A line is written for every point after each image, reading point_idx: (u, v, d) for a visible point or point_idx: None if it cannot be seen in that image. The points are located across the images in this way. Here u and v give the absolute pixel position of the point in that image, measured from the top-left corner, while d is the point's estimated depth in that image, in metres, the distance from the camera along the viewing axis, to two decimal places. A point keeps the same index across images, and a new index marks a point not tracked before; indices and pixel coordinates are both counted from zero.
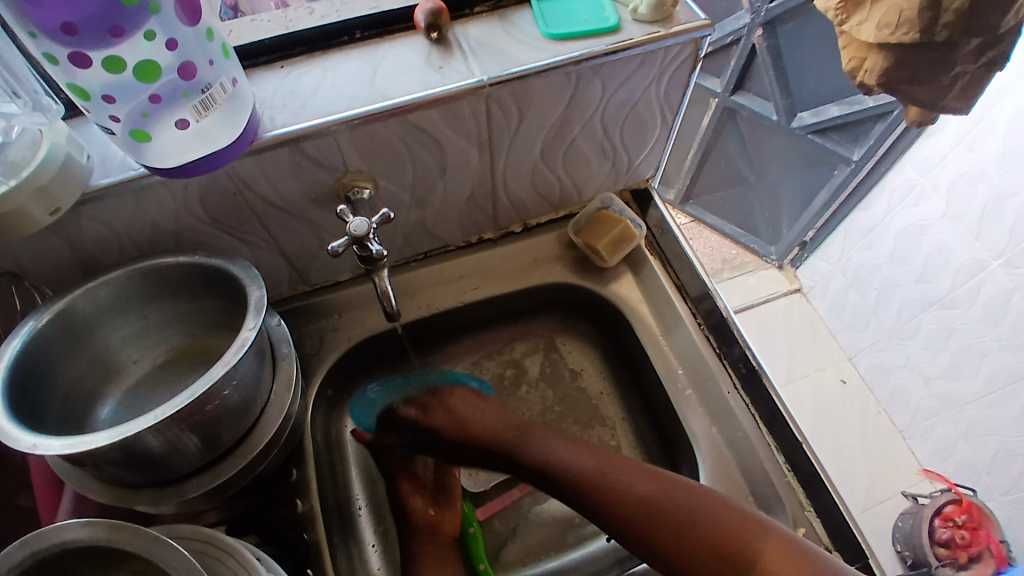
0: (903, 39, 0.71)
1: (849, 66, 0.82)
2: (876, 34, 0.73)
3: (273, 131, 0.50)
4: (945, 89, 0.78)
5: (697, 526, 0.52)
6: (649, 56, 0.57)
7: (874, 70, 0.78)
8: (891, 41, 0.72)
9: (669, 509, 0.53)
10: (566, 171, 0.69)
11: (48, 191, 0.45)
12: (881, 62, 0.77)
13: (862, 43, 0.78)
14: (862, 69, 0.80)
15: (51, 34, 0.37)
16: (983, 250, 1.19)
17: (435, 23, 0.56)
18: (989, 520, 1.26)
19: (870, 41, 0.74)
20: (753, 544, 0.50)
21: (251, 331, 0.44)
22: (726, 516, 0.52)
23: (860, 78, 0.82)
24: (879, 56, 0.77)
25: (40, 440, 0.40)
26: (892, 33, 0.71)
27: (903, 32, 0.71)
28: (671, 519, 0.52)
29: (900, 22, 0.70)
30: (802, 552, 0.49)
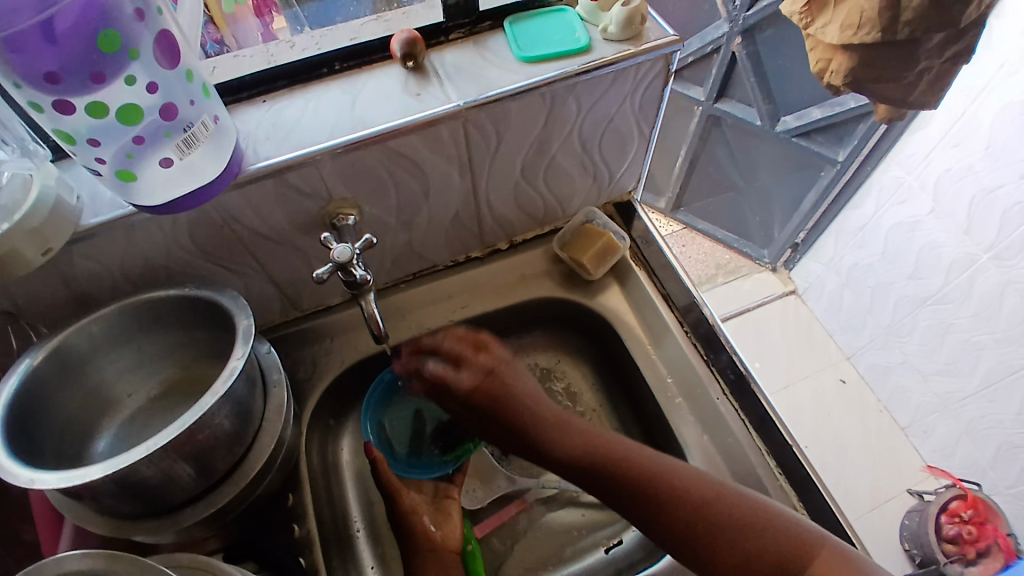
0: (865, 39, 0.73)
1: (816, 67, 0.84)
2: (840, 36, 0.75)
3: (257, 164, 0.51)
4: (911, 87, 0.80)
5: (750, 531, 0.52)
6: (621, 74, 0.59)
7: (840, 71, 0.80)
8: (854, 41, 0.74)
9: (722, 513, 0.53)
10: (548, 188, 0.70)
11: (41, 232, 0.46)
12: (846, 62, 0.79)
13: (827, 45, 0.80)
14: (829, 70, 0.82)
15: (34, 82, 0.39)
16: (973, 245, 1.20)
17: (411, 52, 0.57)
18: (997, 514, 1.25)
19: (835, 42, 0.77)
20: (802, 549, 0.51)
21: (240, 360, 0.46)
22: (780, 527, 0.52)
23: (827, 79, 0.83)
24: (843, 57, 0.79)
25: (37, 474, 0.41)
26: (855, 33, 0.73)
27: (866, 32, 0.72)
28: (724, 522, 0.53)
29: (862, 22, 0.72)
30: (849, 558, 0.50)
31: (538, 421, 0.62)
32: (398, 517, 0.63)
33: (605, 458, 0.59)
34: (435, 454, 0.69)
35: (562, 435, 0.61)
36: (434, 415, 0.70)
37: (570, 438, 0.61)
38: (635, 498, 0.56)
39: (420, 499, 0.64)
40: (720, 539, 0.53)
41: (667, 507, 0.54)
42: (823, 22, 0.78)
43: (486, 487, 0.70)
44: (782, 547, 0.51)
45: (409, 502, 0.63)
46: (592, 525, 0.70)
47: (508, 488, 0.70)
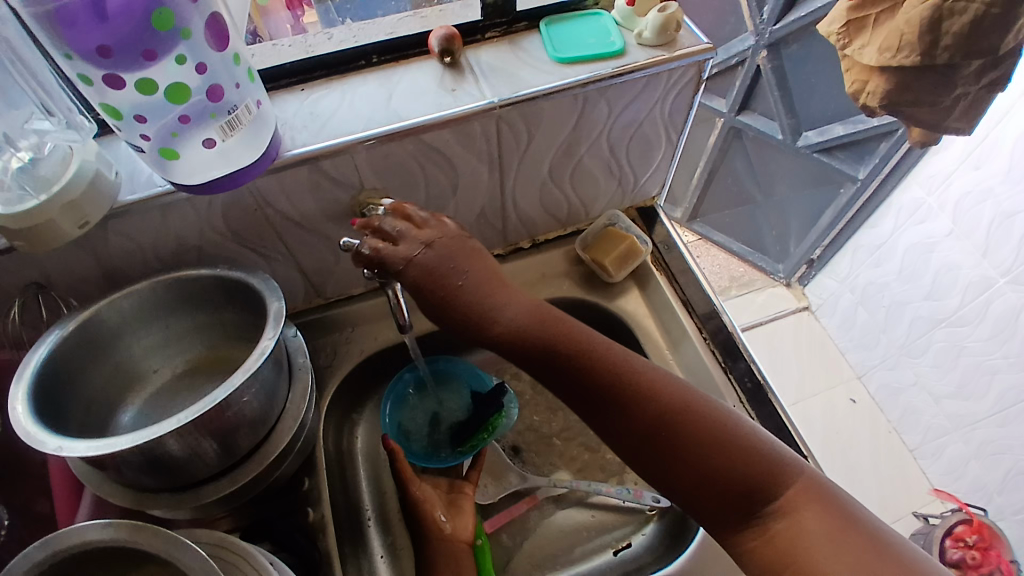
0: (904, 62, 0.73)
1: (852, 88, 0.85)
2: (877, 58, 0.75)
3: (294, 150, 0.52)
4: (948, 112, 0.80)
5: (727, 445, 0.48)
6: (654, 79, 0.60)
7: (875, 93, 0.81)
8: (892, 64, 0.74)
9: (700, 419, 0.49)
10: (574, 189, 0.70)
11: (78, 206, 0.47)
12: (882, 85, 0.79)
13: (864, 67, 0.81)
14: (866, 92, 0.82)
15: (86, 56, 0.40)
16: (990, 268, 1.20)
17: (449, 48, 0.58)
18: (1000, 539, 1.25)
19: (872, 65, 0.76)
20: (782, 475, 0.47)
21: (271, 340, 0.46)
22: (755, 447, 0.48)
23: (863, 100, 0.84)
24: (879, 79, 0.79)
25: (64, 442, 0.41)
26: (893, 56, 0.73)
27: (906, 55, 0.72)
28: (697, 426, 0.49)
29: (902, 45, 0.72)
30: (829, 491, 0.47)
31: (494, 311, 0.53)
32: (411, 507, 0.63)
33: (576, 348, 0.52)
34: (447, 454, 0.69)
35: (533, 329, 0.53)
36: (451, 414, 0.71)
37: (538, 326, 0.53)
38: (609, 395, 0.51)
39: (433, 493, 0.64)
40: (683, 449, 0.49)
41: (638, 404, 0.50)
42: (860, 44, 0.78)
43: (499, 482, 0.71)
44: (761, 470, 0.47)
45: (423, 494, 0.64)
46: (601, 526, 0.70)
47: (521, 485, 0.71)
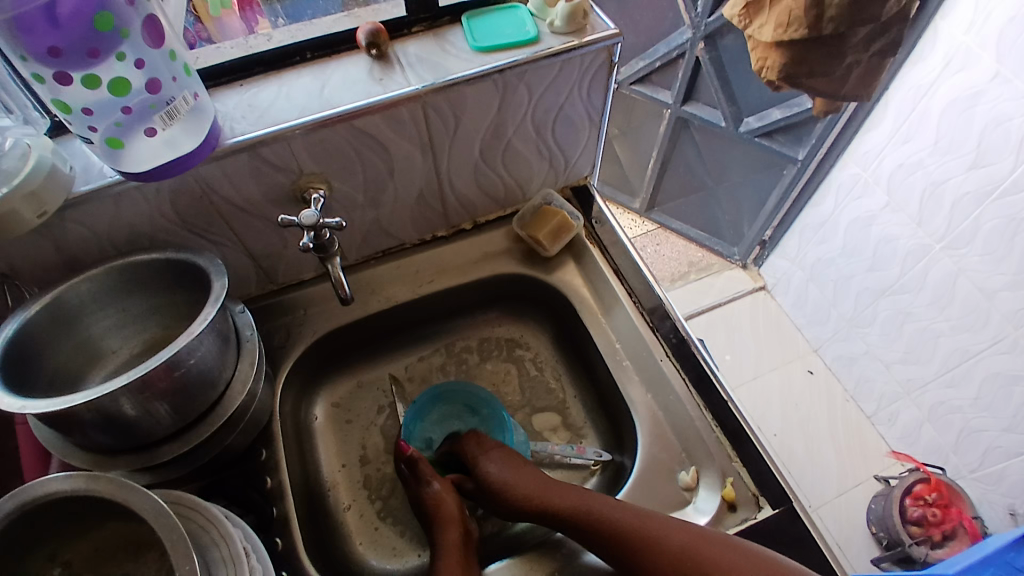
0: (794, 35, 0.89)
1: (757, 66, 1.01)
2: (774, 33, 0.92)
3: (234, 138, 0.57)
4: (843, 79, 0.98)
5: (681, 550, 0.56)
6: (567, 63, 0.65)
7: (775, 67, 0.98)
8: (784, 38, 0.91)
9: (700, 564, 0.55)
10: (507, 169, 0.76)
11: (38, 195, 0.51)
12: (780, 60, 0.96)
13: (764, 46, 0.97)
14: (767, 67, 0.99)
15: (38, 56, 0.44)
16: (925, 235, 1.27)
17: (375, 41, 0.64)
18: (960, 497, 1.33)
19: (770, 40, 0.94)
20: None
21: (214, 309, 0.51)
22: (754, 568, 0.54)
23: (766, 74, 1.01)
24: (777, 54, 0.96)
25: (27, 402, 0.45)
26: (786, 30, 0.90)
27: (794, 29, 0.89)
28: (647, 540, 0.57)
29: (791, 21, 0.89)
30: None
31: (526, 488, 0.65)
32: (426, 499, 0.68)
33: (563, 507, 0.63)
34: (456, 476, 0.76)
35: (540, 501, 0.64)
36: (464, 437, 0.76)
37: (550, 493, 0.64)
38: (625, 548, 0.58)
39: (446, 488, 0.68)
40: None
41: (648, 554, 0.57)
42: (759, 25, 0.95)
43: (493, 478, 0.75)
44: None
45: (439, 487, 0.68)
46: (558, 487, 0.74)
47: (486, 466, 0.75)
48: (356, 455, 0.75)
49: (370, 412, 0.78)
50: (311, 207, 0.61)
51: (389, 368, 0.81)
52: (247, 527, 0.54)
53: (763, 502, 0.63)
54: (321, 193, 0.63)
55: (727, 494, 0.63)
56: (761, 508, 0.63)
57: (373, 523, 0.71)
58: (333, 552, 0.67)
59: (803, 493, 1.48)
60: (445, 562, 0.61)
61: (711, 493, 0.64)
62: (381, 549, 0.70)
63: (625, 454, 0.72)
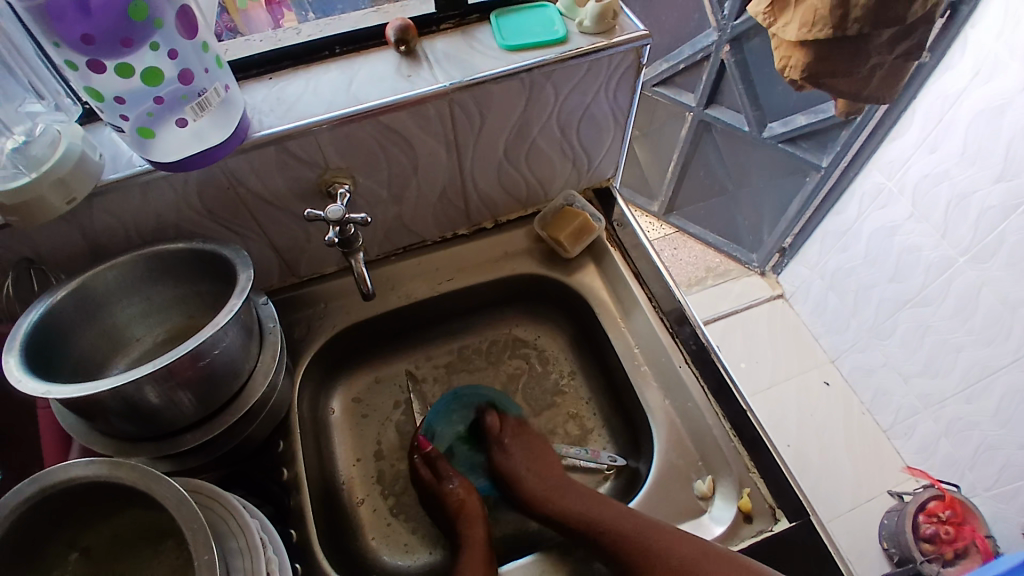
0: (819, 35, 0.88)
1: (779, 64, 1.00)
2: (798, 32, 0.91)
3: (262, 131, 0.57)
4: (866, 81, 0.96)
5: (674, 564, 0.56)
6: (595, 64, 0.65)
7: (798, 67, 0.96)
8: (810, 36, 0.89)
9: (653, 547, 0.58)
10: (530, 169, 0.75)
11: (67, 182, 0.52)
12: (804, 59, 0.95)
13: (788, 44, 0.96)
14: (789, 66, 0.98)
15: (72, 43, 0.44)
16: (949, 247, 1.25)
17: (404, 38, 0.63)
18: (973, 514, 1.30)
19: (794, 39, 0.92)
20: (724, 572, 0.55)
21: (239, 301, 0.51)
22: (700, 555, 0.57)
23: (788, 73, 1.00)
24: (801, 54, 0.95)
25: (52, 386, 0.46)
26: (810, 30, 0.89)
27: (819, 29, 0.88)
28: (642, 553, 0.58)
29: (817, 20, 0.88)
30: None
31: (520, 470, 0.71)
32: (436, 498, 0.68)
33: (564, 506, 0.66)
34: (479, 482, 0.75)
35: (549, 496, 0.67)
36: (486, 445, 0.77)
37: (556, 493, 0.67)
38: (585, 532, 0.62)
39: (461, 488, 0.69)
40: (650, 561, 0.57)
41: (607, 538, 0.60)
42: (784, 23, 0.94)
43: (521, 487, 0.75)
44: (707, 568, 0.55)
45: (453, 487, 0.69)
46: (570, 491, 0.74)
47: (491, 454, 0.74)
48: (371, 450, 0.75)
49: (386, 407, 0.78)
50: (336, 202, 0.62)
51: (405, 365, 0.81)
52: (264, 519, 0.54)
53: (781, 514, 0.62)
54: (346, 189, 0.63)
55: (744, 504, 0.63)
56: (778, 521, 0.62)
57: (386, 520, 0.72)
58: (345, 544, 0.67)
59: (816, 504, 1.47)
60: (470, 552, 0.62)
61: (727, 503, 0.63)
62: (393, 545, 0.70)
63: (640, 460, 0.71)
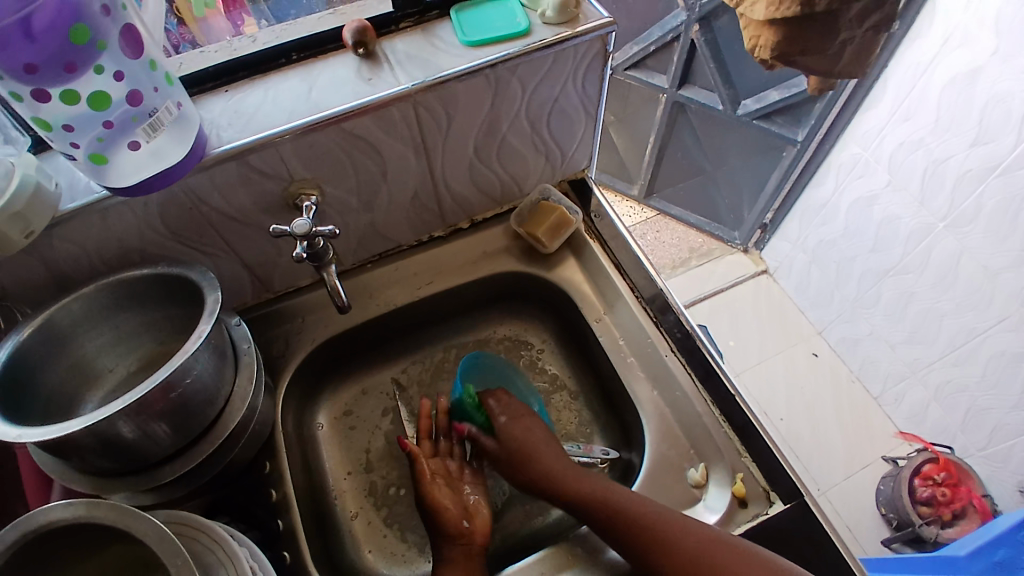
0: (787, 13, 0.86)
1: (750, 44, 0.98)
2: (766, 11, 0.88)
3: (222, 146, 0.55)
4: (837, 56, 0.96)
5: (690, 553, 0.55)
6: (561, 55, 0.63)
7: (768, 46, 0.94)
8: (778, 15, 0.86)
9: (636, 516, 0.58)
10: (503, 166, 0.74)
11: (23, 215, 0.50)
12: (773, 38, 0.92)
13: (757, 24, 0.94)
14: (759, 46, 0.96)
15: (14, 74, 0.42)
16: (928, 215, 1.25)
17: (362, 40, 0.62)
18: (968, 475, 1.32)
19: (762, 18, 0.90)
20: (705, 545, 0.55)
21: (208, 325, 0.49)
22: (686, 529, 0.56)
23: (759, 53, 0.98)
24: (771, 33, 0.92)
25: (23, 430, 0.44)
26: (778, 8, 0.86)
27: (786, 7, 0.85)
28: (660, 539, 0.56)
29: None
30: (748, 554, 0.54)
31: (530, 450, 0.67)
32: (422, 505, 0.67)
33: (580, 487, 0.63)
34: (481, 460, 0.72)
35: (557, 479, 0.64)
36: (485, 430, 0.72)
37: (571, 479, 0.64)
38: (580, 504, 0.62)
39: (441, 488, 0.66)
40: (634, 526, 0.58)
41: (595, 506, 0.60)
42: (751, 2, 0.92)
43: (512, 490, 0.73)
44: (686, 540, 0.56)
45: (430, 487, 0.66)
46: None
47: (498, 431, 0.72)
48: (360, 460, 0.74)
49: (374, 416, 0.77)
50: (303, 215, 0.60)
51: (390, 372, 0.80)
52: (253, 544, 0.53)
53: (774, 497, 0.62)
54: (313, 201, 0.61)
55: (737, 490, 0.63)
56: (772, 504, 0.62)
57: (382, 533, 0.70)
58: (340, 560, 0.66)
59: (812, 475, 1.48)
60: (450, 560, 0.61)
61: (721, 490, 0.63)
62: (389, 557, 0.69)
63: (633, 451, 0.71)
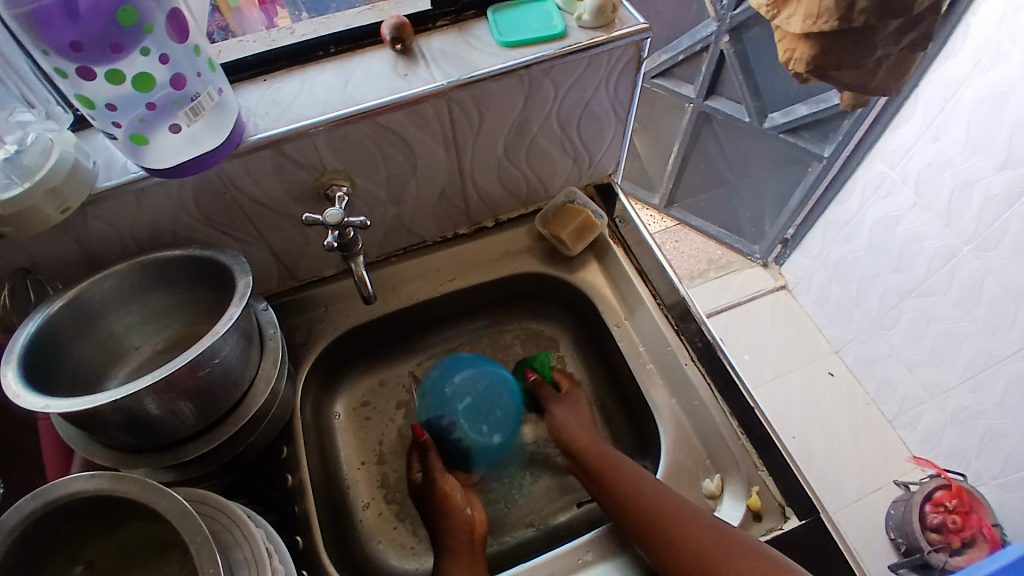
0: (824, 27, 0.86)
1: (783, 57, 0.98)
2: (803, 24, 0.89)
3: (257, 135, 0.56)
4: (872, 72, 0.95)
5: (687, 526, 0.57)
6: (595, 59, 0.63)
7: (803, 59, 0.95)
8: (816, 29, 0.87)
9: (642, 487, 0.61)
10: (530, 167, 0.74)
11: (59, 191, 0.51)
12: (808, 51, 0.94)
13: (793, 36, 0.95)
14: (794, 59, 0.96)
15: (60, 51, 0.44)
16: (954, 236, 1.24)
17: (400, 36, 0.62)
18: (980, 504, 1.30)
19: (798, 31, 0.91)
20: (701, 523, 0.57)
21: (238, 308, 0.50)
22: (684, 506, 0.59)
23: (793, 66, 0.98)
24: (807, 46, 0.94)
25: (50, 401, 0.45)
26: (815, 22, 0.87)
27: (825, 21, 0.86)
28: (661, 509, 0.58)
29: (821, 12, 0.86)
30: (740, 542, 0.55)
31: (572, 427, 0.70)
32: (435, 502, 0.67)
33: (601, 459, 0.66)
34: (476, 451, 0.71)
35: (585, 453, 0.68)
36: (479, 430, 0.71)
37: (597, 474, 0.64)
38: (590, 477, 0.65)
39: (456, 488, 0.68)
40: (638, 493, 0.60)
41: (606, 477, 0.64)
42: (787, 16, 0.92)
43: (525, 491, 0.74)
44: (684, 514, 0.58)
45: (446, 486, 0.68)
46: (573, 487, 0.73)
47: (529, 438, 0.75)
48: (374, 452, 0.75)
49: (389, 408, 0.78)
50: (334, 205, 0.61)
51: (408, 366, 0.81)
52: (268, 527, 0.54)
53: (790, 512, 0.62)
54: (343, 192, 0.62)
55: (753, 503, 0.62)
56: (787, 519, 0.62)
57: (393, 527, 0.71)
58: (350, 550, 0.67)
59: (822, 495, 1.46)
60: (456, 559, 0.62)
61: (736, 502, 0.63)
62: (399, 549, 0.69)
63: (648, 458, 0.71)
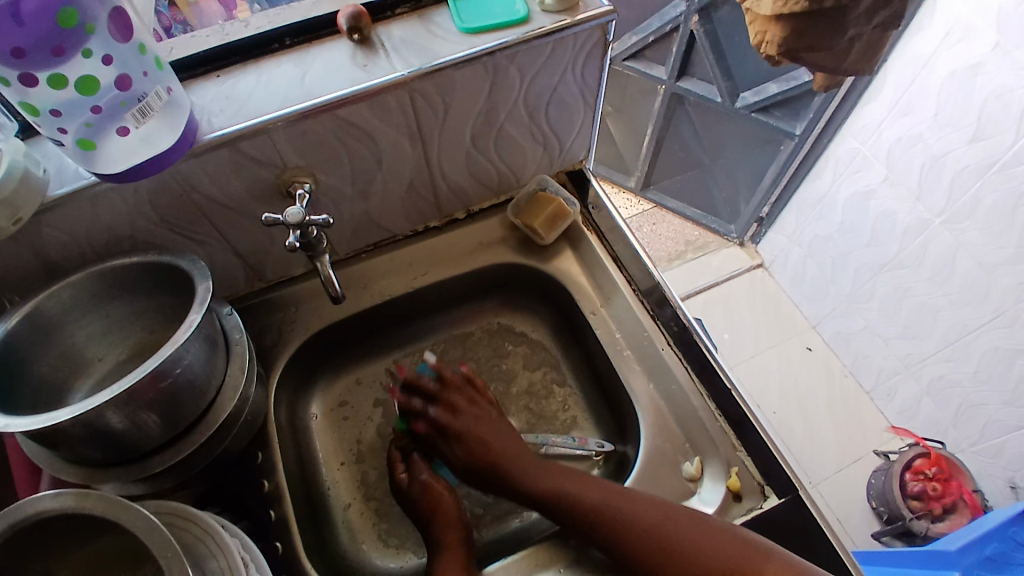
0: (795, 8, 0.85)
1: (755, 40, 0.98)
2: (772, 6, 0.88)
3: (212, 133, 0.54)
4: (845, 53, 0.96)
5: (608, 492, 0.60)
6: (560, 43, 0.62)
7: (774, 41, 0.94)
8: (785, 10, 0.86)
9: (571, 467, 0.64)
10: (500, 156, 0.73)
11: (12, 201, 0.49)
12: (779, 34, 0.92)
13: (763, 19, 0.93)
14: (765, 42, 0.95)
15: (1, 58, 0.41)
16: (925, 210, 1.25)
17: (357, 26, 0.60)
18: (960, 470, 1.34)
19: (768, 14, 0.90)
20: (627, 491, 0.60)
21: (198, 315, 0.48)
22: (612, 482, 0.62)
23: (765, 49, 0.97)
24: (777, 29, 0.92)
25: (8, 420, 0.43)
26: (785, 3, 0.86)
27: (794, 2, 0.85)
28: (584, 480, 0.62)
29: None
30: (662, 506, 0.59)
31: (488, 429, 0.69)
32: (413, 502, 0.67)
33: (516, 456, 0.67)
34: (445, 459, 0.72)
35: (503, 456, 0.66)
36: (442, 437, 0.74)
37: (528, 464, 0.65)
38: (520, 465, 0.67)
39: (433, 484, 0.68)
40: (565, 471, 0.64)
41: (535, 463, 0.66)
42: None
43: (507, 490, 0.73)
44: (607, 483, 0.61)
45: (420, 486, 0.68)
46: None
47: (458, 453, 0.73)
48: (352, 451, 0.74)
49: (367, 407, 0.77)
50: (296, 203, 0.59)
51: (383, 363, 0.80)
52: (245, 537, 0.53)
53: (769, 491, 0.62)
54: (306, 189, 0.61)
55: (732, 484, 0.63)
56: (767, 498, 0.62)
57: (375, 530, 0.70)
58: (333, 552, 0.66)
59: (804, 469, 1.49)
60: (446, 558, 0.61)
61: (715, 484, 0.63)
62: (384, 549, 0.69)
63: (628, 444, 0.70)
